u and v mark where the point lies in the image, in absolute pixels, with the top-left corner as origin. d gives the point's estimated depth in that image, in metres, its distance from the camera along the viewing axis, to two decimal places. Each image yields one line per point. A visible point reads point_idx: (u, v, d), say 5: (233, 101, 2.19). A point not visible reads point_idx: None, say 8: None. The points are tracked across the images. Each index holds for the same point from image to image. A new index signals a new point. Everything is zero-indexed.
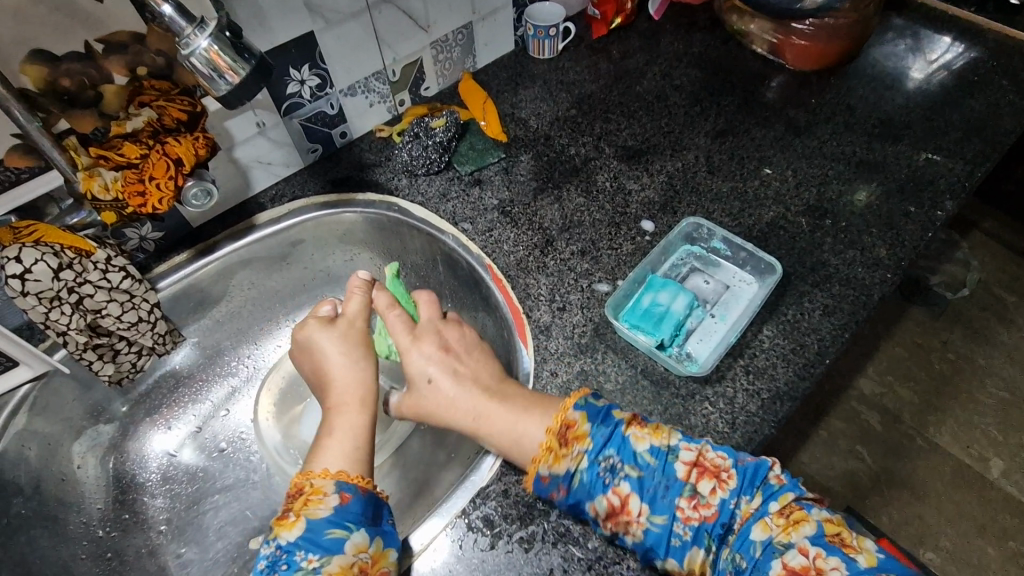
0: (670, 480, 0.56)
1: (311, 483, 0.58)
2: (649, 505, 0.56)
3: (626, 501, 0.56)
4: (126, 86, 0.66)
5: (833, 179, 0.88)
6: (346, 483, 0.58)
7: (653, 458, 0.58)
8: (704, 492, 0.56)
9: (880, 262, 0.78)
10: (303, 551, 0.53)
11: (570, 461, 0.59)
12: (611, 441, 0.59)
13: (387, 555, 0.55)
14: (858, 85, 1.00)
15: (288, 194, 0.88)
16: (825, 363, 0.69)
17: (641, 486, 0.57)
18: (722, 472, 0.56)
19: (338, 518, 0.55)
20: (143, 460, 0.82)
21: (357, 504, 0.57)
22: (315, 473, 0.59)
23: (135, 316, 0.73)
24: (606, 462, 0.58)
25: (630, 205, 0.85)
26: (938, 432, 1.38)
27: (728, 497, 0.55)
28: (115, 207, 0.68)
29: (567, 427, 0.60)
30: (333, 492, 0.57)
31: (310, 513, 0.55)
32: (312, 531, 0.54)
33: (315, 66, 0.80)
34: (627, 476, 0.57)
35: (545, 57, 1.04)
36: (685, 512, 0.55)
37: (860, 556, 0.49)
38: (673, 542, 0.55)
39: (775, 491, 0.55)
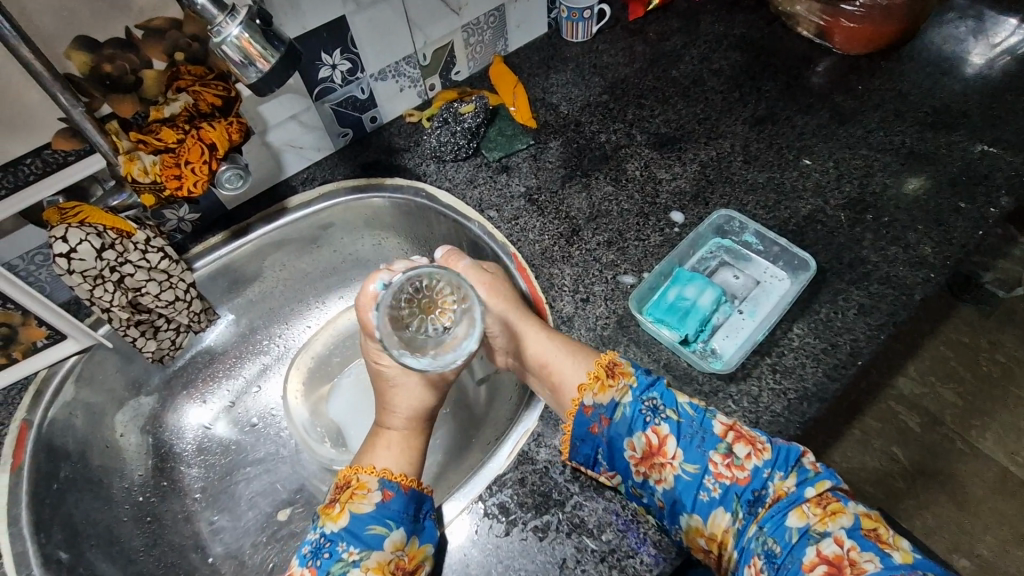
0: (709, 434, 0.58)
1: (357, 478, 0.60)
2: (685, 451, 0.58)
3: (664, 442, 0.59)
4: (165, 71, 0.68)
5: (878, 170, 0.83)
6: (391, 480, 0.60)
7: (693, 411, 0.60)
8: (740, 455, 0.57)
9: (925, 261, 0.74)
10: (345, 544, 0.55)
11: (615, 393, 0.62)
12: (655, 386, 0.62)
13: (423, 550, 0.57)
14: (912, 70, 0.94)
15: (319, 178, 0.89)
16: (857, 365, 0.67)
17: (679, 431, 0.59)
18: (758, 443, 0.57)
19: (380, 514, 0.57)
20: (180, 431, 0.86)
21: (399, 502, 0.58)
22: (370, 466, 0.61)
23: (173, 294, 0.77)
24: (649, 403, 0.61)
25: (660, 195, 0.83)
26: (981, 437, 1.32)
27: (764, 466, 0.56)
28: (154, 190, 0.70)
29: (615, 366, 0.64)
30: (377, 489, 0.59)
31: (354, 507, 0.57)
32: (355, 525, 0.56)
33: (346, 50, 0.81)
34: (668, 419, 0.60)
35: (578, 40, 1.02)
36: (719, 468, 0.57)
37: (895, 553, 0.49)
38: (702, 496, 0.56)
39: (811, 476, 0.56)
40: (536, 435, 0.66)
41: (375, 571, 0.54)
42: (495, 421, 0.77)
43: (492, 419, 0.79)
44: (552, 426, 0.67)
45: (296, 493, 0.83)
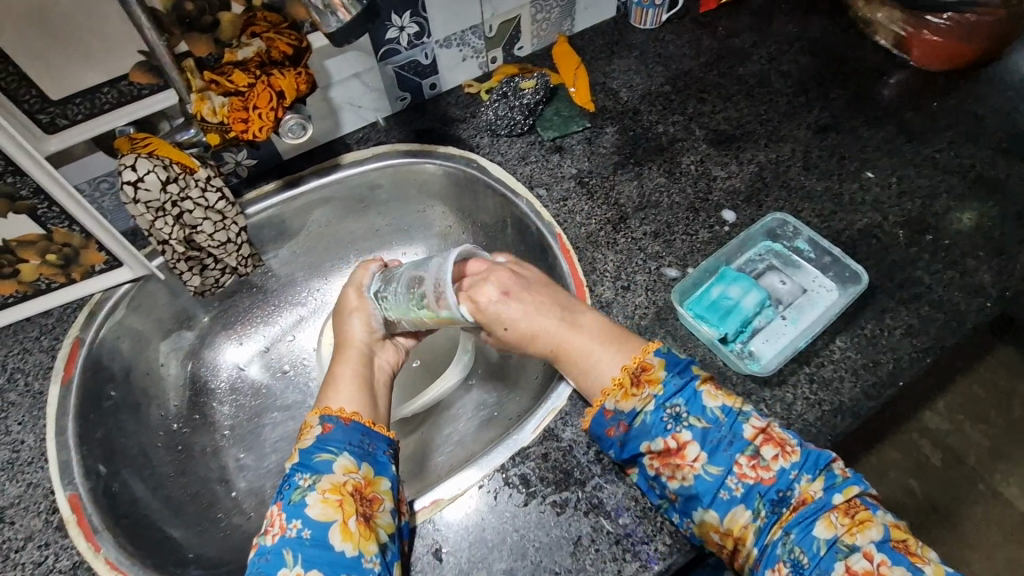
0: (738, 438, 0.56)
1: (306, 419, 0.63)
2: (708, 454, 0.56)
3: (683, 446, 0.56)
4: (241, 15, 0.69)
5: (942, 192, 0.81)
6: (331, 415, 0.63)
7: (724, 415, 0.57)
8: (767, 456, 0.55)
9: (981, 289, 0.72)
10: (299, 473, 0.58)
11: (638, 401, 0.59)
12: (681, 392, 0.58)
13: (378, 481, 0.60)
14: (992, 93, 0.90)
15: (374, 139, 0.90)
16: (897, 385, 0.66)
17: (704, 436, 0.56)
18: (788, 446, 0.55)
19: (323, 444, 0.60)
20: (216, 368, 0.89)
21: (341, 431, 0.61)
22: (320, 407, 0.64)
23: (225, 236, 0.78)
24: (671, 410, 0.58)
25: (713, 192, 0.82)
26: (1006, 481, 1.29)
27: (790, 469, 0.54)
28: (220, 130, 0.71)
29: (642, 372, 0.60)
30: (318, 424, 0.62)
31: (301, 443, 0.61)
32: (303, 458, 0.59)
33: (416, 13, 0.81)
34: (690, 427, 0.57)
35: (645, 27, 1.00)
36: (743, 469, 0.55)
37: (927, 567, 0.49)
38: (722, 495, 0.54)
39: (840, 482, 0.54)
40: (563, 414, 0.66)
41: (331, 492, 0.56)
42: (520, 399, 0.78)
43: (518, 396, 0.80)
44: (581, 406, 0.67)
45: None
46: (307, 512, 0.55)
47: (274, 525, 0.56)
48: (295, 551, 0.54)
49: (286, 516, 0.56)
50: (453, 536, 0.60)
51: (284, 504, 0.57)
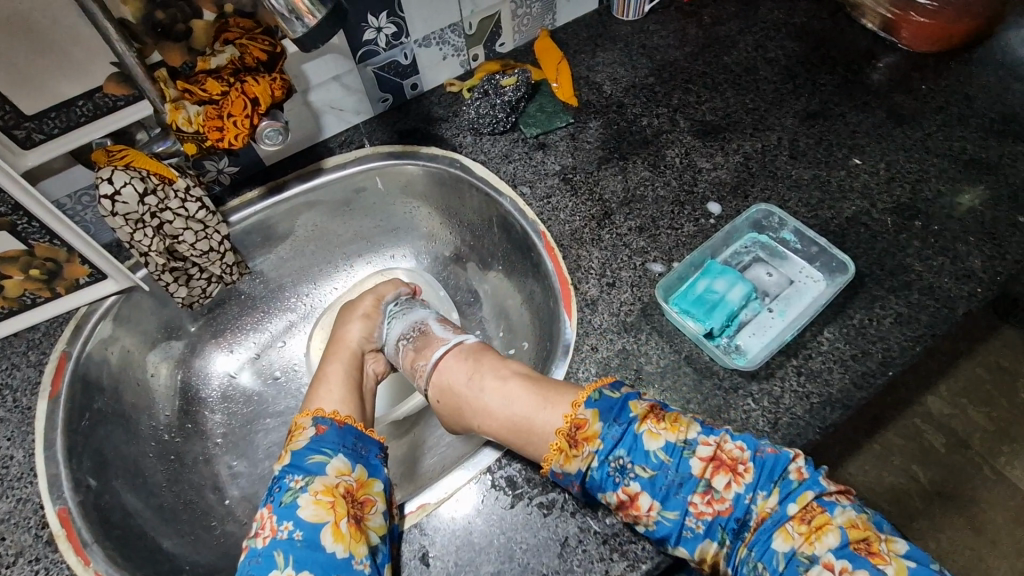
0: (686, 476, 0.55)
1: (297, 421, 0.64)
2: (660, 503, 0.55)
3: (636, 497, 0.55)
4: (214, 23, 0.69)
5: (932, 176, 0.79)
6: (324, 417, 0.64)
7: (667, 454, 0.56)
8: (719, 488, 0.54)
9: (972, 274, 0.71)
10: (291, 475, 0.58)
11: (581, 462, 0.57)
12: (622, 442, 0.57)
13: (371, 483, 0.60)
14: (983, 73, 0.88)
15: (356, 141, 0.90)
16: (888, 375, 0.65)
17: (652, 485, 0.55)
18: (740, 466, 0.54)
19: (317, 446, 0.60)
20: (207, 376, 0.89)
21: (335, 434, 0.62)
22: (309, 410, 0.65)
23: (207, 244, 0.78)
24: (615, 463, 0.56)
25: (698, 184, 0.81)
26: (1010, 465, 1.27)
27: (744, 492, 0.53)
28: (196, 140, 0.71)
29: (579, 430, 0.58)
30: (311, 425, 0.63)
31: (293, 446, 0.61)
32: (296, 459, 0.59)
33: (393, 13, 0.80)
34: (637, 477, 0.56)
35: (628, 18, 0.99)
36: (698, 507, 0.54)
37: (888, 568, 0.48)
38: (686, 534, 0.54)
39: (794, 489, 0.53)
40: None
41: (323, 493, 0.56)
42: None
43: None
44: None
45: None
46: (298, 514, 0.55)
47: (264, 527, 0.55)
48: (287, 552, 0.53)
49: (277, 518, 0.55)
50: (440, 540, 0.60)
51: (274, 506, 0.56)
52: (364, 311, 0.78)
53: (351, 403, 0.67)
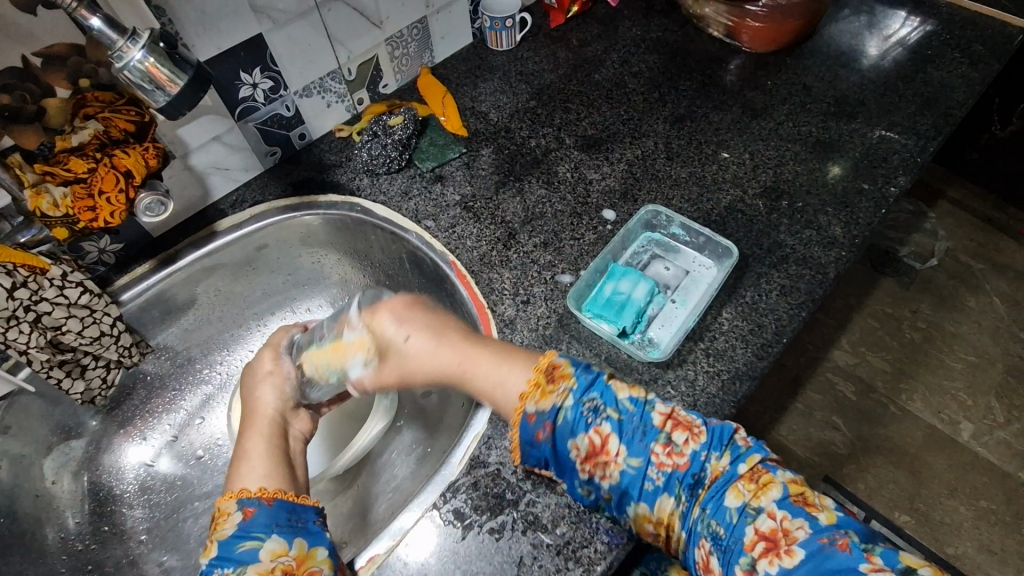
0: (650, 427, 0.58)
1: (219, 506, 0.56)
2: (627, 446, 0.57)
3: (606, 441, 0.57)
4: (69, 99, 0.65)
5: (789, 159, 0.89)
6: (250, 498, 0.56)
7: (634, 406, 0.59)
8: (679, 442, 0.57)
9: (836, 241, 0.80)
10: (219, 569, 0.51)
11: (557, 398, 0.60)
12: (594, 386, 0.60)
13: (314, 554, 0.54)
14: (814, 64, 1.01)
15: (249, 199, 0.87)
16: (783, 342, 0.71)
17: (620, 428, 0.58)
18: (695, 427, 0.58)
19: (246, 531, 0.53)
20: (120, 472, 0.82)
21: (266, 513, 0.55)
22: (231, 492, 0.57)
23: (97, 330, 0.73)
24: (589, 403, 0.59)
25: (591, 194, 0.86)
26: (909, 399, 1.42)
27: (700, 449, 0.56)
28: (66, 223, 0.67)
29: (554, 369, 0.62)
30: (237, 509, 0.55)
31: (219, 533, 0.54)
32: (224, 551, 0.52)
33: (266, 68, 0.80)
34: (609, 419, 0.58)
35: (503, 49, 1.04)
36: (660, 458, 0.56)
37: (822, 514, 0.51)
38: (646, 486, 0.56)
39: (742, 452, 0.56)
40: (487, 438, 0.67)
41: None
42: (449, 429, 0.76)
43: (447, 426, 0.78)
44: (502, 426, 0.67)
45: None
46: None
47: None
48: None
49: None
50: None
51: None
52: (265, 369, 0.72)
53: (279, 476, 0.60)
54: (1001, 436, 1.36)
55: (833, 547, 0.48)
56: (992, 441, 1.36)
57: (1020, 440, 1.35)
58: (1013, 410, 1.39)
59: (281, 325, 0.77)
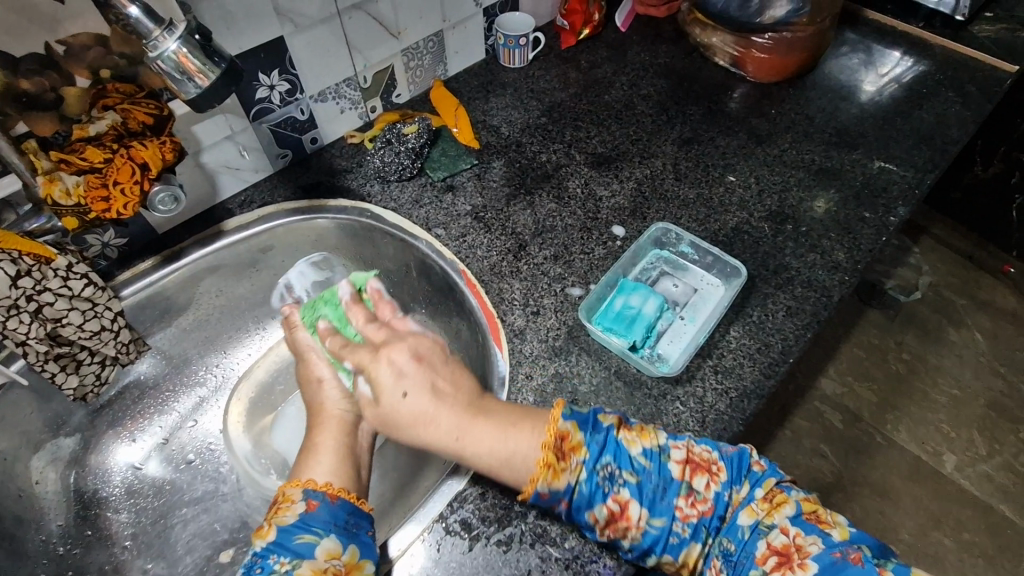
0: (669, 480, 0.56)
1: (283, 492, 0.56)
2: (649, 509, 0.55)
3: (626, 507, 0.55)
4: (89, 89, 0.64)
5: (793, 186, 0.91)
6: (316, 491, 0.56)
7: (648, 460, 0.57)
8: (700, 488, 0.56)
9: (839, 266, 0.81)
10: (275, 556, 0.51)
11: (569, 475, 0.56)
12: (606, 448, 0.57)
13: (363, 566, 0.53)
14: (815, 96, 1.04)
15: (258, 200, 0.87)
16: (789, 362, 0.72)
17: (640, 491, 0.56)
18: (713, 466, 0.57)
19: (307, 524, 0.54)
20: (107, 474, 0.79)
21: (327, 510, 0.55)
22: (298, 480, 0.57)
23: (97, 324, 0.71)
24: (604, 470, 0.56)
25: (601, 210, 0.87)
26: (896, 429, 1.44)
27: (722, 490, 0.55)
28: (77, 213, 0.66)
29: (562, 442, 0.57)
30: (302, 499, 0.55)
31: (279, 519, 0.54)
32: (282, 538, 0.52)
33: (285, 71, 0.80)
34: (627, 483, 0.56)
35: (515, 66, 1.06)
36: (684, 510, 0.55)
37: (835, 531, 0.51)
38: (672, 540, 0.55)
39: (760, 477, 0.56)
40: None
41: None
42: None
43: None
44: None
45: (238, 532, 0.77)
46: None
47: None
48: None
49: None
50: None
51: None
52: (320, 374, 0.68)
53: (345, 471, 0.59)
54: (984, 468, 1.38)
55: (846, 561, 0.48)
56: (975, 473, 1.38)
57: (1002, 473, 1.38)
58: (994, 443, 1.41)
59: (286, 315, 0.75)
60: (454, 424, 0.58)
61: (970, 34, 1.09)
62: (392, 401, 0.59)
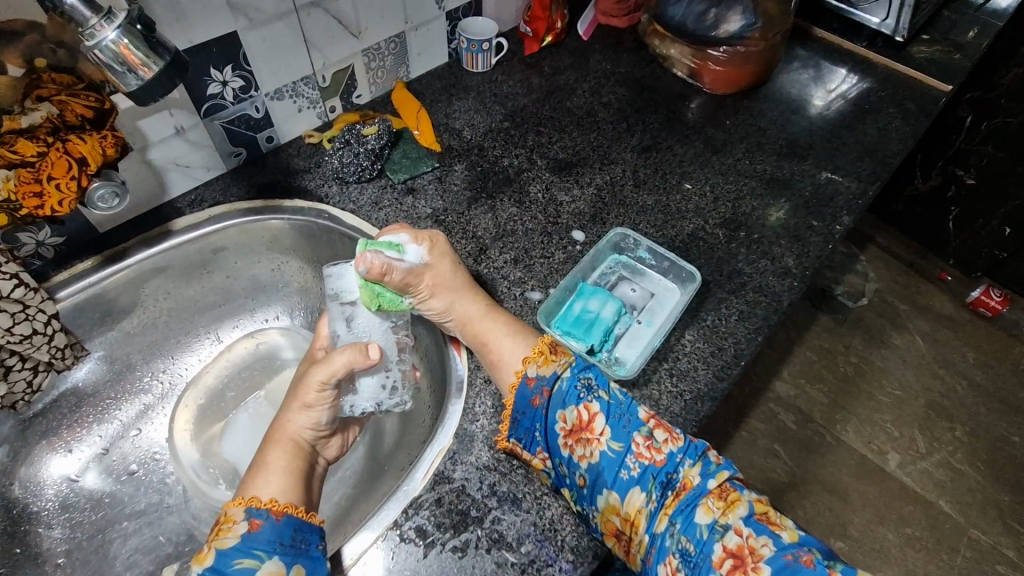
0: (635, 418, 0.60)
1: (226, 511, 0.54)
2: (611, 429, 0.59)
3: (593, 418, 0.60)
4: (22, 79, 0.61)
5: (746, 194, 0.94)
6: (259, 508, 0.54)
7: (623, 396, 0.62)
8: (659, 439, 0.59)
9: (788, 271, 0.84)
10: None
11: (558, 366, 0.64)
12: (592, 366, 0.64)
13: None
14: (767, 108, 1.08)
15: (209, 199, 0.84)
16: (741, 364, 0.74)
17: (609, 410, 0.60)
18: (676, 432, 0.60)
19: (248, 546, 0.52)
20: (39, 487, 0.75)
21: (271, 529, 0.53)
22: (242, 498, 0.55)
23: (29, 328, 0.67)
24: (585, 380, 0.62)
25: (561, 215, 0.87)
26: (844, 429, 1.50)
27: (677, 452, 0.58)
28: (8, 209, 0.64)
29: (557, 345, 0.67)
30: (243, 519, 0.53)
31: (218, 542, 0.52)
32: (219, 563, 0.50)
33: (238, 67, 0.78)
34: (599, 398, 0.61)
35: (477, 70, 1.06)
36: (640, 450, 0.58)
37: (784, 533, 0.54)
38: (622, 474, 0.58)
39: (714, 468, 0.58)
40: (451, 454, 0.65)
41: None
42: (408, 448, 0.75)
43: (406, 442, 0.76)
44: (467, 442, 0.66)
45: (183, 545, 0.74)
46: None
47: None
48: None
49: None
50: None
51: None
52: (307, 400, 0.60)
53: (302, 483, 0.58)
54: (924, 465, 1.45)
55: (799, 563, 0.51)
56: (916, 470, 1.45)
57: (940, 469, 1.45)
58: (933, 441, 1.49)
59: (342, 352, 0.60)
60: (478, 304, 0.71)
61: (909, 54, 1.15)
62: (437, 275, 0.70)
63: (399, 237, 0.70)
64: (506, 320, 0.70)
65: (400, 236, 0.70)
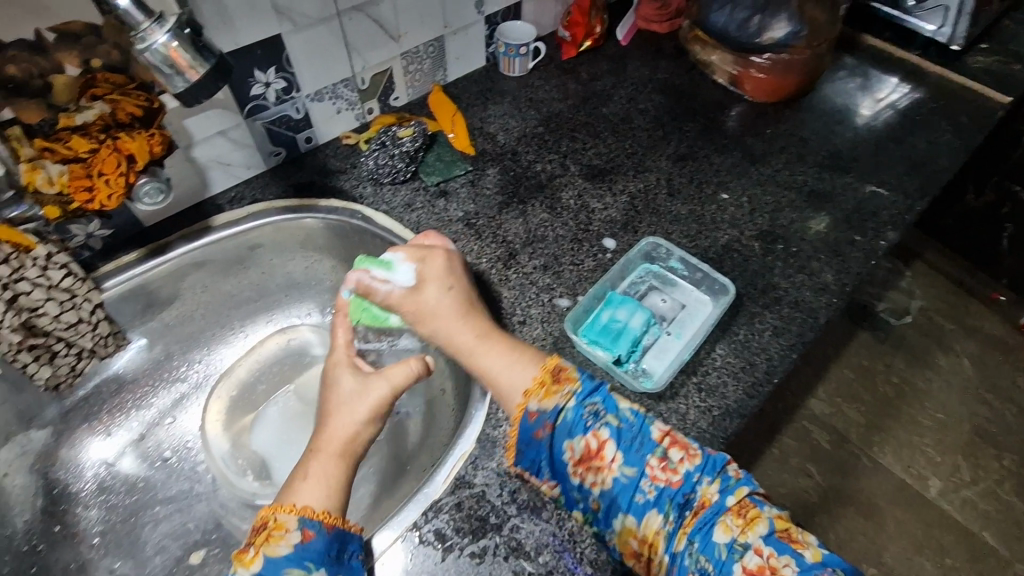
0: (648, 438, 0.58)
1: (275, 517, 0.54)
2: (623, 455, 0.58)
3: (603, 446, 0.58)
4: (78, 78, 0.63)
5: (785, 206, 0.91)
6: (312, 519, 0.55)
7: (634, 417, 0.60)
8: (674, 459, 0.57)
9: (827, 287, 0.81)
10: None
11: (560, 398, 0.61)
12: (597, 391, 0.61)
13: None
14: (810, 118, 1.05)
15: (248, 197, 0.86)
16: (773, 382, 0.71)
17: (618, 435, 0.58)
18: (691, 449, 0.58)
19: (299, 557, 0.52)
20: (79, 469, 0.78)
21: (322, 541, 0.54)
22: (290, 506, 0.55)
23: (75, 316, 0.71)
24: (591, 407, 0.60)
25: (593, 222, 0.86)
26: (882, 452, 1.44)
27: (694, 471, 0.57)
28: (59, 203, 0.67)
29: (561, 371, 0.63)
30: (297, 528, 0.54)
31: (269, 549, 0.52)
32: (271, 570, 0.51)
33: (281, 69, 0.80)
34: (609, 424, 0.59)
35: (514, 74, 1.06)
36: (654, 471, 0.57)
37: (807, 552, 0.52)
38: (637, 498, 0.56)
39: (733, 483, 0.56)
40: (473, 459, 0.65)
41: None
42: (430, 450, 0.75)
43: (429, 444, 0.77)
44: (489, 448, 0.65)
45: (210, 532, 0.76)
46: None
47: None
48: None
49: None
50: None
51: None
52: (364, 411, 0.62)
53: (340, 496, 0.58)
54: (967, 495, 1.38)
55: None
56: (958, 499, 1.38)
57: (985, 499, 1.38)
58: (978, 470, 1.41)
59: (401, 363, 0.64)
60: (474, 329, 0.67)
61: (965, 64, 1.10)
62: (434, 296, 0.69)
63: (394, 254, 0.71)
64: (498, 344, 0.66)
65: (395, 253, 0.71)
